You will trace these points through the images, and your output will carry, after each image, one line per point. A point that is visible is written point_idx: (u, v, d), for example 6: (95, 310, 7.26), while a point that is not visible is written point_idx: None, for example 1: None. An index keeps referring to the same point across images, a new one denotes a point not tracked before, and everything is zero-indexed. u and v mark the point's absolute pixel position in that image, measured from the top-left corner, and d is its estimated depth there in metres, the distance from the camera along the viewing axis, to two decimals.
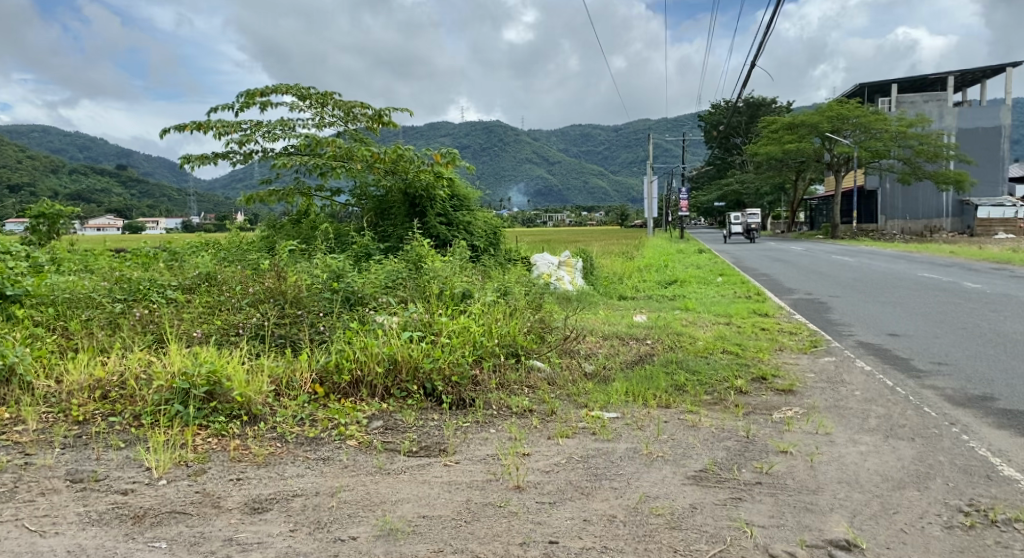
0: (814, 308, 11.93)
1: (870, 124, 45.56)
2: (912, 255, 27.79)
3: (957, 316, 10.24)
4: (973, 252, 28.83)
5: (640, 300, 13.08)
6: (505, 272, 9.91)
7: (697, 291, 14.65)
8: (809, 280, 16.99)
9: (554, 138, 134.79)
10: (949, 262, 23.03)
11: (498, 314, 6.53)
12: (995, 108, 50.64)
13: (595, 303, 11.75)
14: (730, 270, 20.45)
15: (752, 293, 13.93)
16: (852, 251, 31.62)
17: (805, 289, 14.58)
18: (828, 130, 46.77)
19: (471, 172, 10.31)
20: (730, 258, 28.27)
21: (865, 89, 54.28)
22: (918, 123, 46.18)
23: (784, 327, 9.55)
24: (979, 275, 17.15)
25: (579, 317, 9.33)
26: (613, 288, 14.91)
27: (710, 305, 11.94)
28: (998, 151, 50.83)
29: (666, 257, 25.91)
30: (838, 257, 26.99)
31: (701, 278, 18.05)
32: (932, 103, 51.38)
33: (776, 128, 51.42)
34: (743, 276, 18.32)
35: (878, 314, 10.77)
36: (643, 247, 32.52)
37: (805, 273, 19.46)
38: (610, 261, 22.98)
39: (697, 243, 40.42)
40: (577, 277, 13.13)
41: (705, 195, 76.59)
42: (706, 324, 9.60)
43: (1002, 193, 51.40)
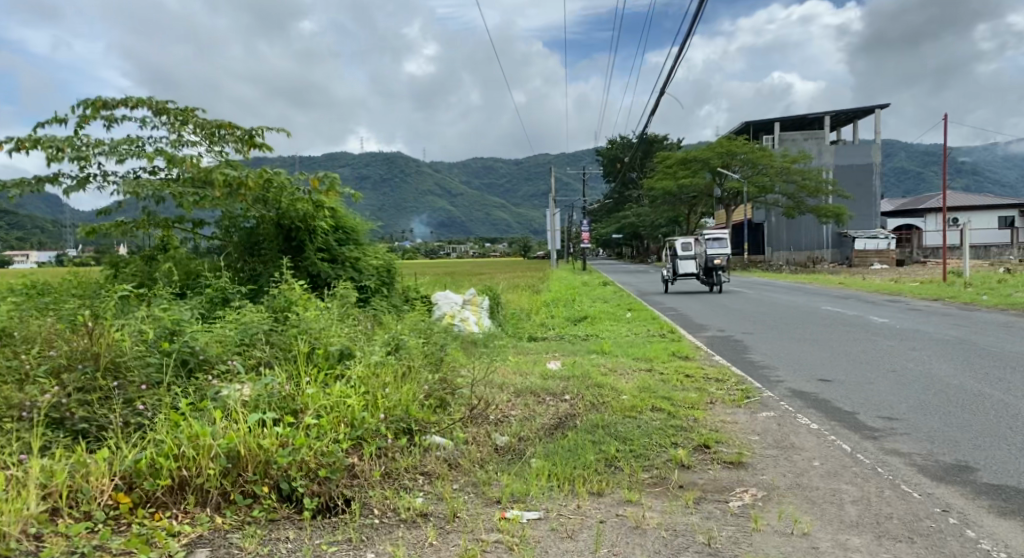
0: (731, 347, 11.23)
1: (757, 160, 47.17)
2: (807, 287, 28.22)
3: (880, 356, 9.70)
4: (862, 284, 29.87)
5: (550, 342, 11.97)
6: (399, 316, 8.65)
7: (609, 330, 13.72)
8: (715, 314, 16.50)
9: (457, 171, 134.96)
10: (845, 294, 23.47)
11: (383, 377, 5.27)
12: (868, 146, 53.69)
13: (502, 347, 10.60)
14: (637, 304, 19.89)
15: (666, 332, 13.16)
16: (750, 283, 32.17)
17: (717, 326, 13.97)
18: (719, 165, 48.13)
19: (357, 201, 8.94)
20: (635, 291, 27.78)
21: (751, 127, 56.50)
22: (801, 159, 48.20)
23: (710, 373, 8.65)
24: (877, 309, 17.18)
25: (486, 368, 8.14)
26: (520, 327, 13.81)
27: (628, 347, 10.96)
28: (873, 186, 53.76)
29: (572, 291, 25.26)
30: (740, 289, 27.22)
31: (610, 314, 17.29)
32: (813, 140, 53.94)
33: (671, 163, 52.60)
34: (650, 311, 17.75)
35: (799, 355, 10.11)
36: (547, 280, 31.73)
37: (711, 306, 19.17)
38: (515, 296, 22.05)
39: (598, 275, 40.42)
40: (485, 319, 11.92)
41: (604, 227, 77.76)
42: (629, 372, 8.58)
43: (878, 226, 54.27)
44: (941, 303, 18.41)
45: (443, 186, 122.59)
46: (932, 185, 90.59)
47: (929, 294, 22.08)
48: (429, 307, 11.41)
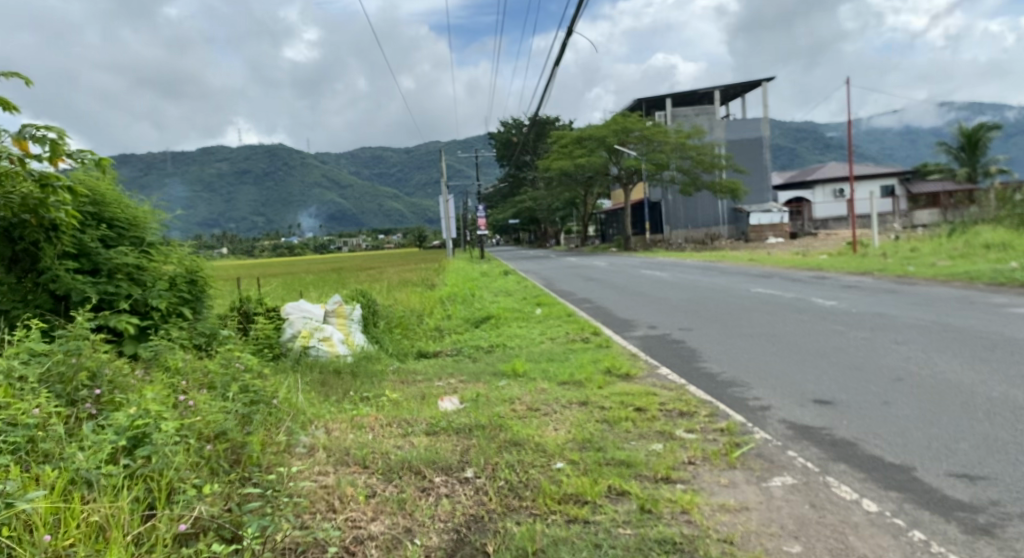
0: (680, 352, 8.93)
1: (652, 136, 45.84)
2: (715, 265, 26.65)
3: (866, 357, 7.64)
4: (772, 259, 28.50)
5: (445, 359, 9.29)
6: (196, 352, 5.97)
7: (520, 336, 11.12)
8: (636, 306, 14.21)
9: (347, 164, 129.59)
10: (761, 271, 21.81)
11: (70, 530, 2.82)
12: (756, 120, 53.61)
13: (379, 378, 7.85)
14: (545, 297, 17.42)
15: (587, 334, 10.71)
16: (656, 264, 30.36)
17: (644, 322, 11.64)
18: (614, 144, 46.45)
19: (121, 175, 6.18)
20: (540, 280, 25.41)
21: (641, 105, 55.26)
22: (694, 135, 47.16)
23: (671, 404, 6.17)
24: (804, 288, 15.33)
25: (345, 433, 5.38)
26: (405, 339, 10.91)
27: (550, 363, 8.32)
28: (765, 159, 53.73)
29: (470, 283, 22.48)
30: (649, 271, 25.20)
31: (516, 312, 14.73)
32: (704, 116, 53.37)
33: (566, 143, 50.59)
34: (562, 305, 15.32)
35: (764, 361, 7.91)
36: (443, 273, 29.01)
37: (628, 294, 16.96)
38: (404, 294, 19.08)
39: (498, 263, 37.78)
40: (361, 338, 9.11)
41: (501, 215, 75.63)
42: (560, 412, 5.98)
43: (769, 199, 54.41)
44: (866, 279, 16.82)
45: (330, 179, 117.48)
46: (809, 160, 93.59)
47: (846, 268, 20.62)
48: (279, 325, 8.64)
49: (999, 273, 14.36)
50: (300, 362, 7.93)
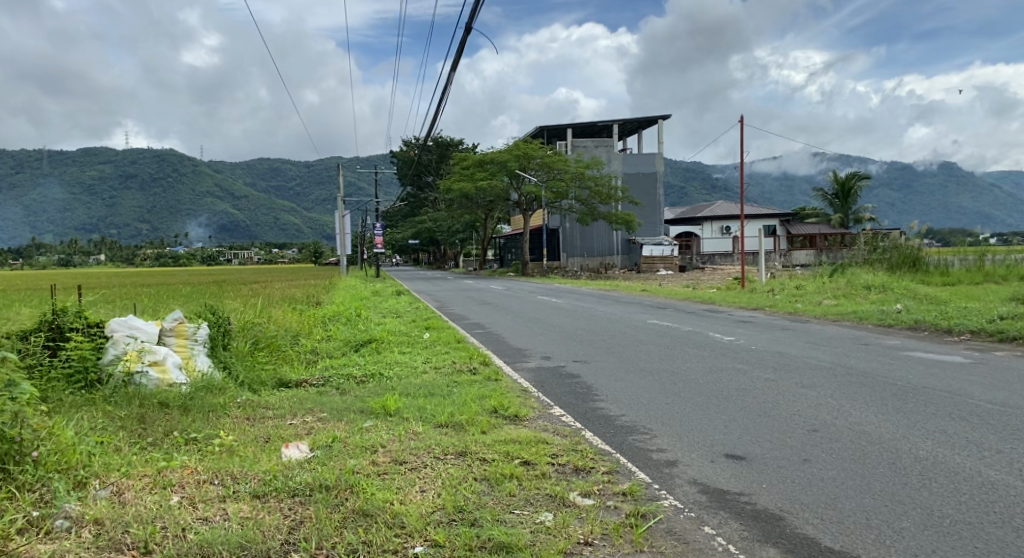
0: (577, 389, 7.97)
1: (553, 164, 45.68)
2: (610, 294, 26.22)
3: (773, 402, 6.94)
4: (667, 291, 28.47)
5: (306, 390, 7.93)
6: None
7: (402, 363, 9.89)
8: (530, 334, 13.22)
9: (241, 174, 124.04)
10: (655, 302, 21.44)
11: None
12: (650, 156, 54.68)
13: (218, 414, 6.46)
14: (435, 320, 16.22)
15: (475, 364, 9.59)
16: (553, 291, 29.78)
17: (537, 353, 10.65)
18: (516, 168, 45.96)
19: None
20: (433, 302, 24.22)
21: (543, 133, 55.22)
22: (593, 166, 47.36)
23: (564, 457, 5.17)
24: (698, 321, 14.79)
25: (140, 496, 4.14)
26: (265, 364, 9.44)
27: (428, 400, 7.15)
28: (657, 194, 54.81)
29: (356, 302, 20.98)
30: (545, 298, 24.46)
31: (400, 337, 13.45)
32: (602, 148, 53.89)
33: (468, 165, 49.78)
34: (451, 330, 14.18)
35: (667, 402, 7.07)
36: (332, 290, 27.27)
37: (521, 321, 16.01)
38: (280, 311, 17.41)
39: (393, 282, 36.29)
40: (206, 368, 7.63)
41: (400, 234, 73.95)
42: (430, 465, 4.87)
43: (661, 234, 55.48)
44: (757, 314, 16.56)
45: (222, 188, 111.89)
46: (699, 198, 97.10)
47: (737, 303, 20.52)
48: (101, 345, 7.15)
49: (885, 314, 14.29)
50: (120, 393, 6.46)
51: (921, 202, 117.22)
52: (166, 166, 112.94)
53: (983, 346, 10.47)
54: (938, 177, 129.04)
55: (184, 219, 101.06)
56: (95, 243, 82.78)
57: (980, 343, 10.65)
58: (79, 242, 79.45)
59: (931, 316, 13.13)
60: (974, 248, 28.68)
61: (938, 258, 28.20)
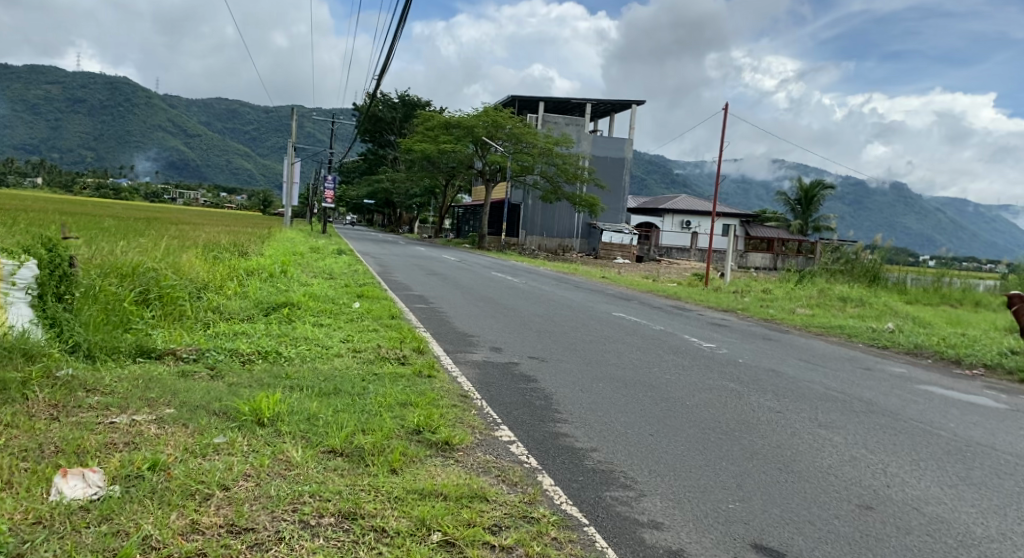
0: (535, 401, 6.04)
1: (522, 135, 43.45)
2: (569, 279, 24.48)
3: (795, 449, 5.13)
4: (625, 280, 26.87)
5: (164, 369, 5.79)
6: None
7: (313, 340, 7.84)
8: (480, 317, 11.25)
9: (197, 111, 119.01)
10: (616, 291, 19.76)
11: None
12: (620, 140, 52.91)
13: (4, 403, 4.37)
14: (370, 288, 14.08)
15: (404, 351, 7.58)
16: (507, 267, 27.96)
17: (485, 342, 8.71)
18: (483, 135, 43.64)
19: None
20: (376, 266, 22.07)
21: (514, 102, 52.77)
22: (562, 142, 45.26)
23: (509, 534, 3.27)
24: (670, 320, 13.02)
25: None
26: (127, 331, 7.22)
27: (327, 403, 5.14)
28: (622, 179, 53.18)
29: (287, 257, 18.67)
30: (497, 274, 22.58)
31: (325, 305, 11.32)
32: (573, 126, 51.75)
33: (432, 126, 47.11)
34: (386, 302, 12.11)
35: (652, 435, 5.20)
36: (268, 241, 24.74)
37: (471, 299, 14.01)
38: (192, 257, 15.01)
39: (340, 241, 33.92)
40: (26, 326, 5.45)
41: (353, 191, 70.94)
42: (286, 542, 2.95)
43: (621, 221, 54.00)
44: (732, 318, 14.90)
45: (173, 124, 106.57)
46: (660, 190, 96.49)
47: (704, 301, 18.96)
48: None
49: (876, 332, 12.80)
50: None
51: (869, 218, 119.53)
52: (117, 95, 107.20)
53: (1003, 386, 8.91)
54: (888, 197, 131.79)
55: (132, 151, 96.25)
56: (32, 164, 77.85)
57: (1000, 383, 9.11)
58: (15, 161, 74.71)
59: (931, 342, 11.64)
60: (934, 271, 27.85)
61: (899, 277, 27.31)
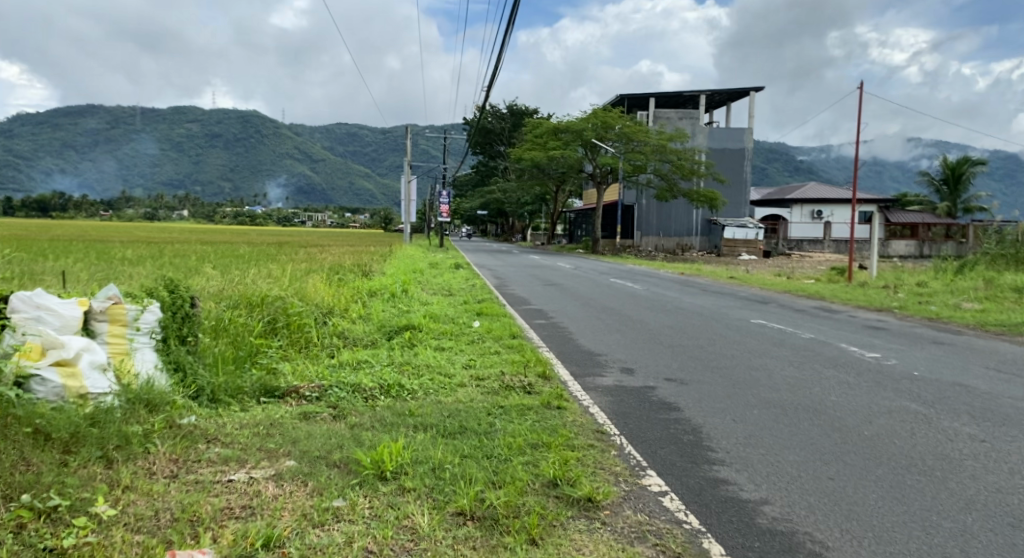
0: (683, 437, 5.36)
1: (634, 134, 42.21)
2: (694, 280, 23.29)
3: (1020, 496, 4.17)
4: (755, 278, 25.30)
5: (285, 412, 5.55)
6: None
7: (435, 368, 7.45)
8: (605, 331, 10.59)
9: (321, 137, 125.05)
10: (748, 292, 18.49)
11: None
12: (738, 130, 50.55)
13: (130, 461, 4.21)
14: (490, 304, 13.72)
15: (531, 378, 7.04)
16: (627, 271, 27.09)
17: (617, 363, 8.05)
18: (593, 138, 42.84)
19: None
20: (494, 278, 21.86)
21: (624, 101, 51.58)
22: (676, 138, 43.69)
23: None
24: (816, 324, 11.84)
25: None
26: (252, 367, 7.10)
27: (453, 447, 4.69)
28: (743, 172, 50.76)
29: (407, 274, 18.74)
30: (617, 280, 21.79)
31: (445, 325, 11.02)
32: (687, 120, 49.93)
33: (542, 132, 46.76)
34: (507, 319, 11.69)
35: (833, 480, 4.43)
36: (388, 259, 25.17)
37: (595, 311, 13.34)
38: (316, 281, 15.24)
39: (457, 254, 34.16)
40: (151, 371, 5.37)
41: (467, 203, 71.94)
42: None
43: (744, 215, 51.49)
44: (886, 318, 13.44)
45: (300, 151, 112.40)
46: (782, 180, 91.90)
47: (849, 298, 17.35)
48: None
49: None
50: None
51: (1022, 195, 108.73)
52: (249, 128, 114.37)
53: None
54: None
55: (264, 179, 102.36)
56: (179, 198, 84.24)
57: None
58: (164, 196, 81.24)
59: None
60: None
61: None
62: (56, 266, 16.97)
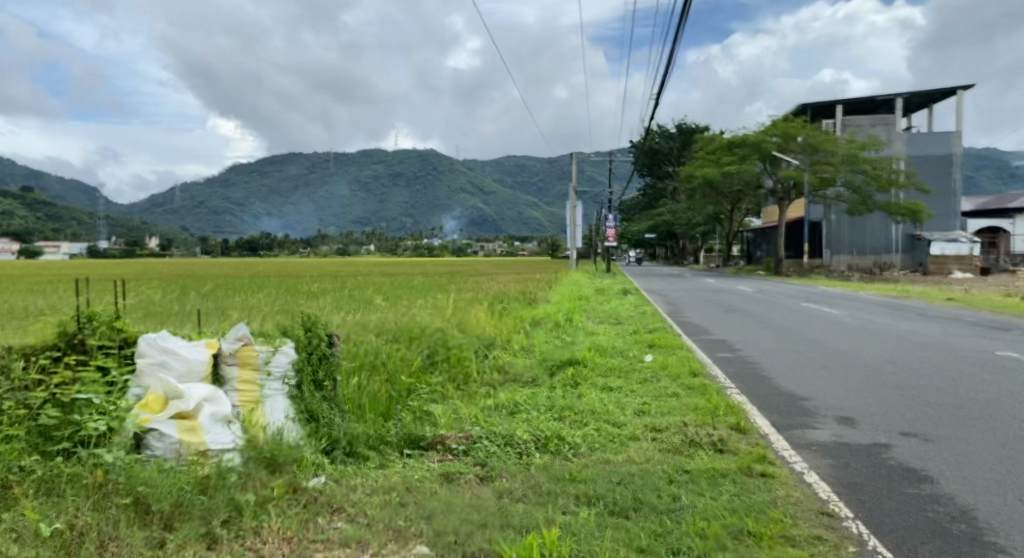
0: (951, 528, 3.87)
1: (816, 145, 38.82)
2: (902, 304, 20.31)
3: None
4: (973, 300, 21.78)
5: (426, 473, 4.71)
6: None
7: (603, 416, 6.34)
8: (805, 368, 8.90)
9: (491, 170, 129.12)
10: (971, 317, 15.69)
11: None
12: (941, 134, 45.09)
13: (242, 540, 3.54)
14: (663, 334, 12.36)
15: (718, 430, 5.74)
16: (814, 295, 24.45)
17: (829, 411, 6.50)
18: (771, 150, 39.91)
19: None
20: (666, 305, 20.37)
21: (805, 111, 47.85)
22: (867, 147, 39.65)
23: None
24: None
25: None
26: (398, 414, 6.40)
27: (624, 537, 3.61)
28: (949, 180, 45.13)
29: (571, 302, 17.81)
30: (805, 305, 19.51)
31: (611, 360, 9.85)
32: (878, 127, 45.37)
33: (714, 149, 44.37)
34: (684, 352, 10.30)
35: None
36: (554, 286, 24.44)
37: (788, 342, 11.58)
38: (478, 311, 14.66)
39: (625, 280, 32.81)
40: (282, 423, 4.76)
41: (635, 227, 70.28)
42: None
43: (951, 227, 45.62)
44: None
45: (473, 185, 116.46)
46: (991, 189, 81.82)
47: None
48: (122, 380, 4.58)
49: None
50: (101, 483, 3.76)
51: None
52: (426, 166, 120.63)
53: None
54: None
55: (440, 214, 106.71)
56: (366, 234, 89.69)
57: None
58: (354, 233, 86.75)
59: None
60: None
61: None
62: (245, 300, 17.79)
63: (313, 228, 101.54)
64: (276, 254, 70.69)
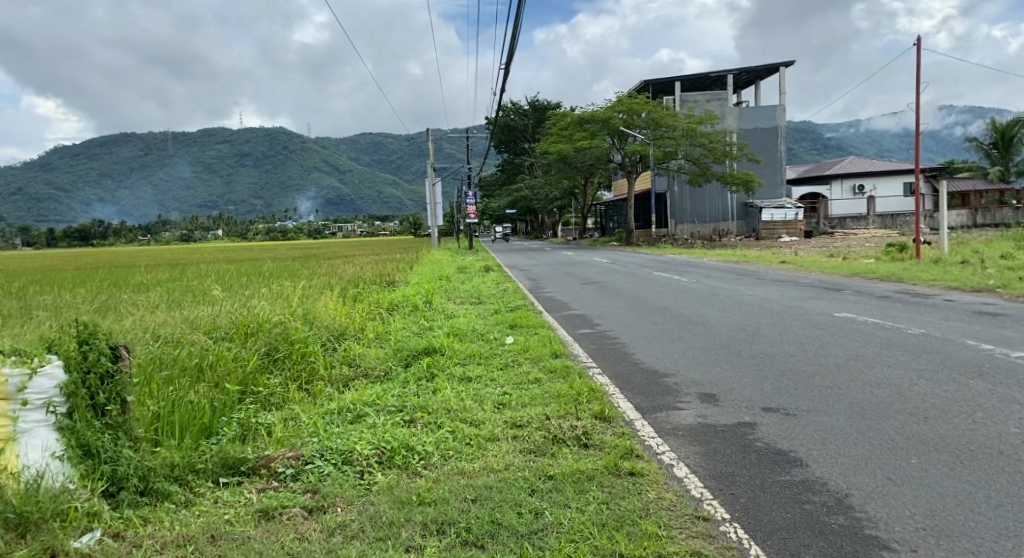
0: (830, 522, 3.54)
1: (662, 119, 40.08)
2: (745, 269, 21.16)
3: None
4: (807, 261, 23.09)
5: (236, 510, 3.85)
6: None
7: (457, 413, 5.68)
8: (665, 341, 8.69)
9: (344, 147, 124.90)
10: (808, 279, 16.43)
11: None
12: (773, 107, 47.94)
13: None
14: (523, 314, 11.89)
15: (582, 422, 5.23)
16: (665, 264, 25.12)
17: (693, 388, 6.22)
18: (621, 124, 40.79)
19: None
20: (525, 281, 20.10)
21: (650, 86, 49.32)
22: (707, 120, 41.43)
23: None
24: (915, 315, 9.76)
25: None
26: (218, 431, 5.42)
27: None
28: (779, 150, 48.19)
29: (428, 283, 17.07)
30: (658, 274, 19.88)
31: (469, 346, 9.22)
32: (717, 101, 47.56)
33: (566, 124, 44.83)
34: (543, 332, 9.86)
35: None
36: (413, 267, 23.59)
37: (644, 314, 11.47)
38: (328, 298, 13.59)
39: (485, 257, 32.55)
40: (42, 465, 3.75)
41: (494, 203, 70.27)
42: None
43: (784, 194, 48.81)
44: (990, 301, 11.29)
45: (326, 163, 112.20)
46: (814, 157, 88.79)
47: (927, 278, 15.19)
48: None
49: None
50: None
51: None
52: (275, 144, 114.69)
53: None
54: None
55: (293, 195, 102.06)
56: (212, 219, 84.28)
57: None
58: (198, 218, 81.18)
59: None
60: None
61: None
62: (59, 298, 15.67)
63: (152, 214, 94.26)
64: (110, 244, 64.82)
